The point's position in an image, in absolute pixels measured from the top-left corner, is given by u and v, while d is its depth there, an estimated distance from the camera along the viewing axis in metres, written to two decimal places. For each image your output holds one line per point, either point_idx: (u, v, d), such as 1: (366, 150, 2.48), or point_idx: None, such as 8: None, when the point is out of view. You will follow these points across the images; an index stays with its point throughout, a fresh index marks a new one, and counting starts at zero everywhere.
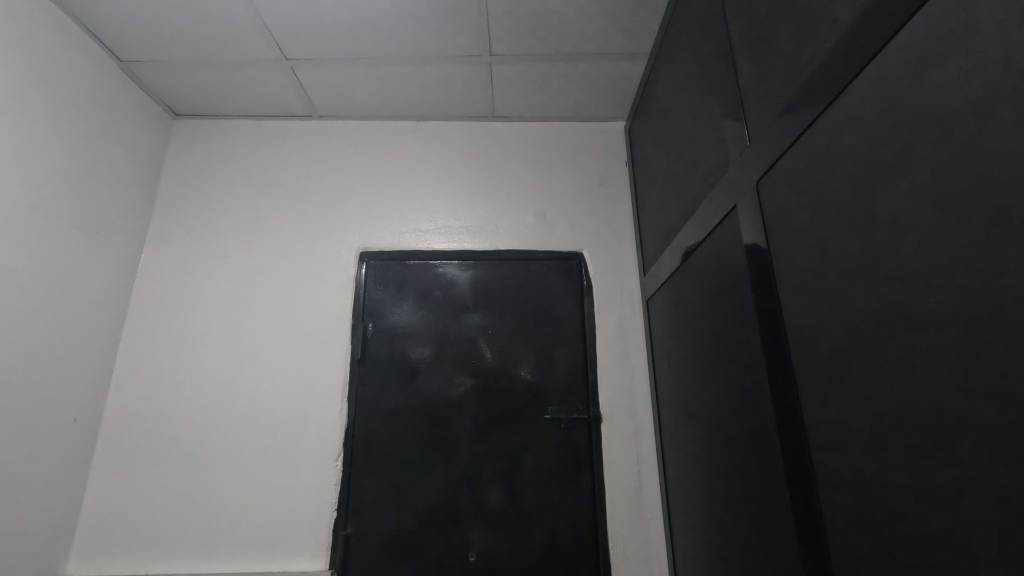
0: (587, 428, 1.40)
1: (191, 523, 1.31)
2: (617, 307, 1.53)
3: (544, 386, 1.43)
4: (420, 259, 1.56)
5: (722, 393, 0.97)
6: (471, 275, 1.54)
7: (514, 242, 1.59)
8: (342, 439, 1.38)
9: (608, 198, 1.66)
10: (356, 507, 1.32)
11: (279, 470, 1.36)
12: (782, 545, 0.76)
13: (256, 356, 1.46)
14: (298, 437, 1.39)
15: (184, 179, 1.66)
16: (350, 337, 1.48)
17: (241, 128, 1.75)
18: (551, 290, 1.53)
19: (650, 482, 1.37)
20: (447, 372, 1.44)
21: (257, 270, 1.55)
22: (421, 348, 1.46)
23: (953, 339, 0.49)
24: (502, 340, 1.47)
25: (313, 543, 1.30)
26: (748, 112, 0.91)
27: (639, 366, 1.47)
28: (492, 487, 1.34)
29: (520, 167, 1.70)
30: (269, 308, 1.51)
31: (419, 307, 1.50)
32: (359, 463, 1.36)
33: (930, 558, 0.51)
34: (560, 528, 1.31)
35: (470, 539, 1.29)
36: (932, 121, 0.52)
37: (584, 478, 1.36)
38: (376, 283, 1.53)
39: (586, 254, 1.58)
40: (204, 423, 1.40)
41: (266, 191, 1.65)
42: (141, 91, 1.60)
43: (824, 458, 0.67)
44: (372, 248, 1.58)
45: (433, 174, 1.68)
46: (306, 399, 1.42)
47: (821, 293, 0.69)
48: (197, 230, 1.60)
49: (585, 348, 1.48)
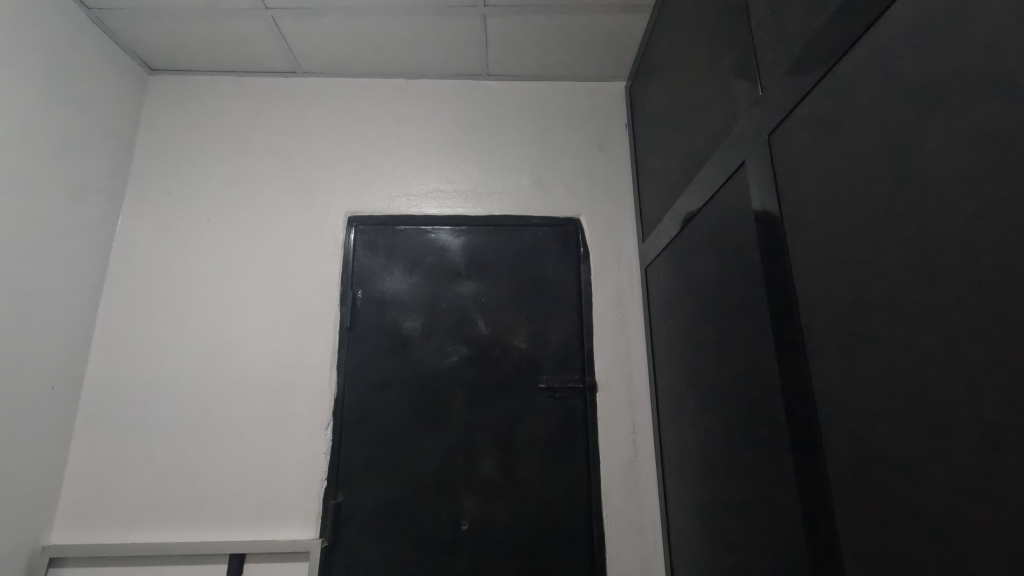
0: (582, 397, 1.38)
1: (178, 492, 1.29)
2: (615, 275, 1.48)
3: (539, 355, 1.40)
4: (410, 224, 1.50)
5: (725, 361, 0.93)
6: (463, 240, 1.49)
7: (508, 206, 1.53)
8: (332, 408, 1.35)
9: (606, 161, 1.60)
10: (346, 476, 1.30)
11: (267, 438, 1.33)
12: (784, 517, 0.74)
13: (244, 322, 1.41)
14: (287, 406, 1.35)
15: (162, 137, 1.58)
16: (339, 303, 1.43)
17: (221, 84, 1.65)
18: (546, 257, 1.48)
19: (645, 452, 1.35)
20: (438, 341, 1.40)
21: (240, 233, 1.49)
22: (412, 318, 1.42)
23: (987, 298, 0.44)
24: (495, 309, 1.43)
25: (303, 512, 1.28)
26: (760, 62, 0.84)
27: (636, 335, 1.44)
28: (485, 457, 1.32)
29: (516, 128, 1.62)
30: (254, 273, 1.46)
31: (411, 275, 1.45)
32: (349, 433, 1.33)
33: (957, 545, 0.47)
34: (552, 499, 1.30)
35: (462, 507, 1.28)
36: (980, 55, 0.45)
37: (579, 449, 1.34)
38: (365, 249, 1.48)
39: (583, 220, 1.53)
40: (189, 392, 1.36)
41: (249, 151, 1.57)
42: (112, 43, 1.50)
43: (836, 429, 0.63)
44: (360, 213, 1.51)
45: (424, 135, 1.61)
46: (295, 366, 1.38)
47: (837, 252, 0.63)
48: (177, 191, 1.52)
49: (582, 317, 1.44)
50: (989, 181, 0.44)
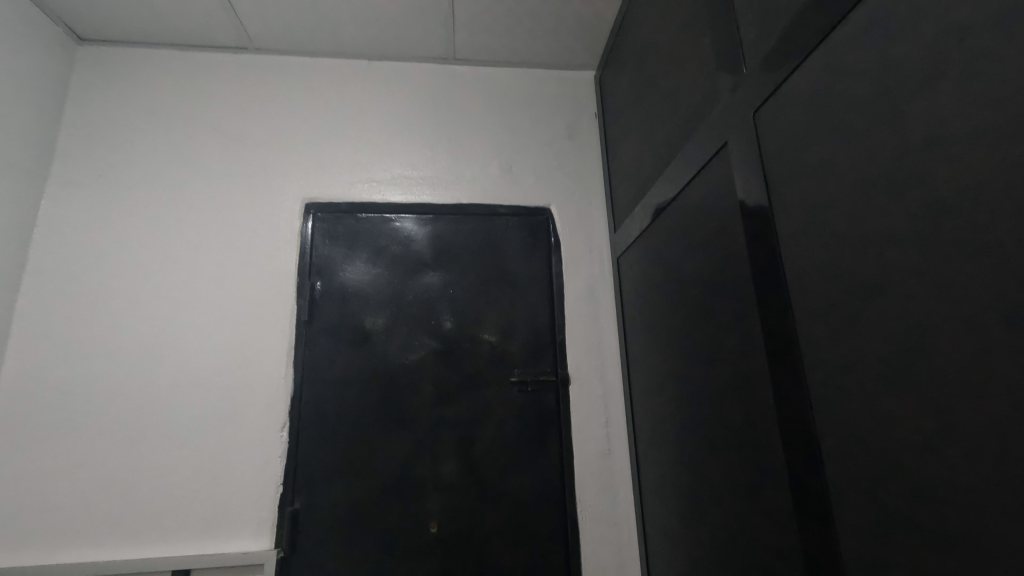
0: (555, 390, 1.34)
1: (113, 503, 1.16)
2: (587, 266, 1.45)
3: (510, 347, 1.35)
4: (373, 211, 1.42)
5: (706, 348, 0.91)
6: (429, 229, 1.42)
7: (477, 194, 1.48)
8: (288, 408, 1.25)
9: (577, 150, 1.57)
10: (304, 480, 1.20)
11: (215, 442, 1.21)
12: (771, 504, 0.72)
13: (189, 315, 1.29)
14: (238, 406, 1.24)
15: (93, 112, 1.43)
16: (296, 295, 1.33)
17: (161, 57, 1.51)
18: (516, 247, 1.44)
19: (619, 445, 1.33)
20: (404, 334, 1.33)
21: (184, 218, 1.36)
22: (375, 310, 1.34)
23: (997, 269, 0.42)
24: (463, 301, 1.37)
25: (256, 520, 1.17)
26: (741, 40, 0.82)
27: (609, 327, 1.41)
28: (454, 455, 1.26)
29: (484, 115, 1.57)
30: (199, 261, 1.33)
31: (374, 265, 1.37)
32: (308, 434, 1.23)
33: (978, 533, 0.43)
34: (524, 496, 1.25)
35: (430, 509, 1.21)
36: (988, 17, 0.43)
37: (552, 444, 1.30)
38: (324, 237, 1.38)
39: (554, 209, 1.49)
40: (124, 393, 1.23)
41: (193, 131, 1.45)
42: (33, 6, 1.34)
43: (829, 412, 0.61)
44: (318, 199, 1.42)
45: (388, 119, 1.53)
46: (246, 363, 1.27)
47: (829, 227, 0.61)
48: (110, 172, 1.38)
49: (553, 308, 1.40)
50: (1004, 142, 0.41)
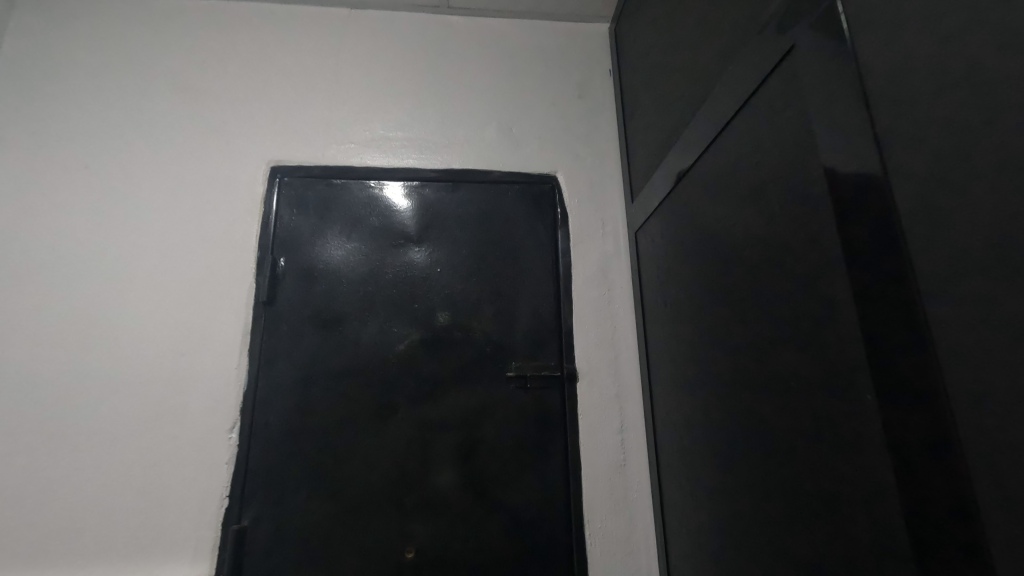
0: (559, 388, 1.12)
1: (21, 518, 0.95)
2: (599, 242, 1.24)
3: (506, 337, 1.14)
4: (349, 177, 1.22)
5: (755, 333, 0.68)
6: (414, 198, 1.22)
7: (471, 159, 1.27)
8: (240, 405, 1.04)
9: (588, 110, 1.36)
10: (255, 493, 1.00)
11: (149, 444, 1.01)
12: (861, 550, 0.49)
13: (126, 293, 1.09)
14: (178, 402, 1.04)
15: (31, 62, 1.24)
16: (255, 272, 1.13)
17: (113, 2, 1.32)
18: (516, 220, 1.22)
19: (636, 455, 1.11)
20: (381, 319, 1.12)
21: (127, 181, 1.17)
22: (349, 291, 1.13)
23: None
24: (453, 281, 1.16)
25: (195, 541, 0.97)
26: None
27: (624, 314, 1.20)
28: (437, 464, 1.05)
29: (481, 70, 1.36)
30: (142, 230, 1.13)
31: (349, 238, 1.17)
32: (261, 436, 1.03)
33: None
34: (521, 515, 1.04)
35: (407, 529, 1.00)
36: None
37: (556, 453, 1.08)
38: (291, 205, 1.18)
39: (561, 177, 1.28)
40: (44, 385, 1.02)
41: (145, 83, 1.25)
42: None
43: (987, 425, 0.37)
44: (285, 162, 1.21)
45: (370, 73, 1.33)
46: (192, 350, 1.07)
47: (987, 128, 0.38)
48: (45, 129, 1.19)
49: (559, 292, 1.19)
50: None
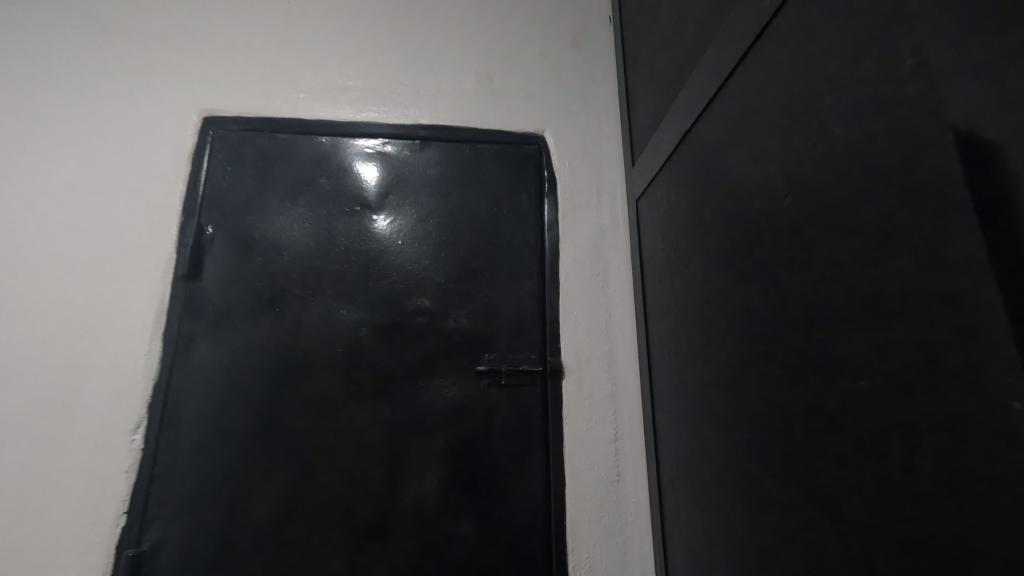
0: (541, 386, 0.93)
1: None
2: (592, 214, 1.05)
3: (478, 324, 0.95)
4: (297, 131, 1.02)
5: (799, 313, 0.49)
6: (374, 157, 1.03)
7: (444, 113, 1.07)
8: (149, 400, 0.86)
9: (583, 62, 1.16)
10: (159, 509, 0.81)
11: (31, 447, 0.82)
12: None
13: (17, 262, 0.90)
14: (72, 395, 0.85)
15: None
16: (177, 241, 0.94)
17: None
18: (495, 185, 1.03)
19: (632, 468, 0.92)
20: (328, 300, 0.93)
21: (29, 130, 0.98)
22: (289, 264, 0.94)
23: None
24: (416, 256, 0.97)
25: (79, 568, 0.78)
26: None
27: (620, 299, 1.01)
28: (387, 477, 0.85)
29: (459, 14, 1.17)
30: (42, 188, 0.94)
31: (292, 202, 0.98)
32: (172, 439, 0.84)
33: None
34: (489, 542, 0.84)
35: (347, 556, 0.81)
36: None
37: (534, 464, 0.89)
38: (224, 162, 0.99)
39: (550, 138, 1.09)
40: None
41: (59, 19, 1.06)
42: None
43: None
44: (222, 112, 1.02)
45: (329, 15, 1.13)
46: (93, 332, 0.88)
47: None
48: None
49: (543, 271, 1.00)
50: None
